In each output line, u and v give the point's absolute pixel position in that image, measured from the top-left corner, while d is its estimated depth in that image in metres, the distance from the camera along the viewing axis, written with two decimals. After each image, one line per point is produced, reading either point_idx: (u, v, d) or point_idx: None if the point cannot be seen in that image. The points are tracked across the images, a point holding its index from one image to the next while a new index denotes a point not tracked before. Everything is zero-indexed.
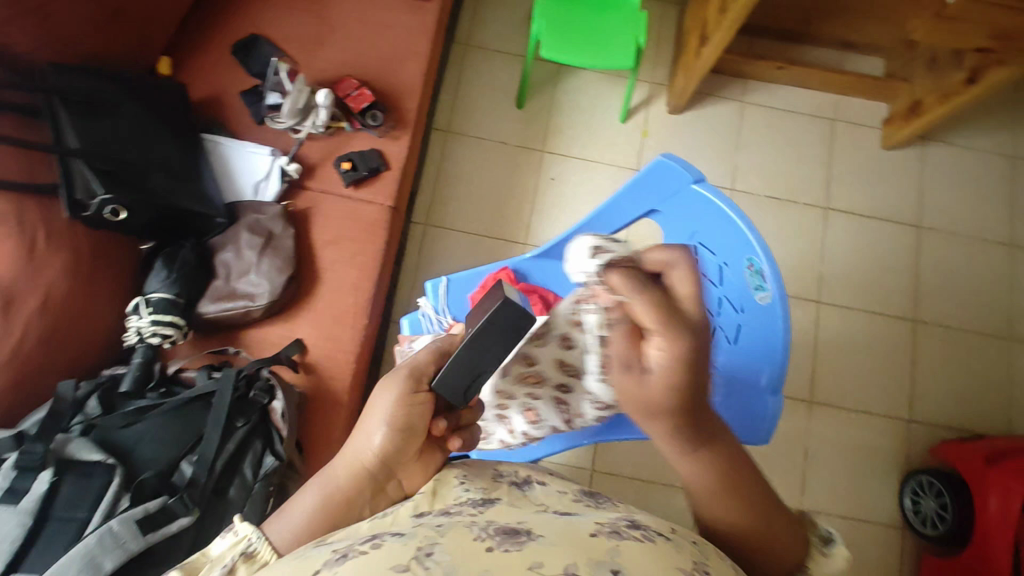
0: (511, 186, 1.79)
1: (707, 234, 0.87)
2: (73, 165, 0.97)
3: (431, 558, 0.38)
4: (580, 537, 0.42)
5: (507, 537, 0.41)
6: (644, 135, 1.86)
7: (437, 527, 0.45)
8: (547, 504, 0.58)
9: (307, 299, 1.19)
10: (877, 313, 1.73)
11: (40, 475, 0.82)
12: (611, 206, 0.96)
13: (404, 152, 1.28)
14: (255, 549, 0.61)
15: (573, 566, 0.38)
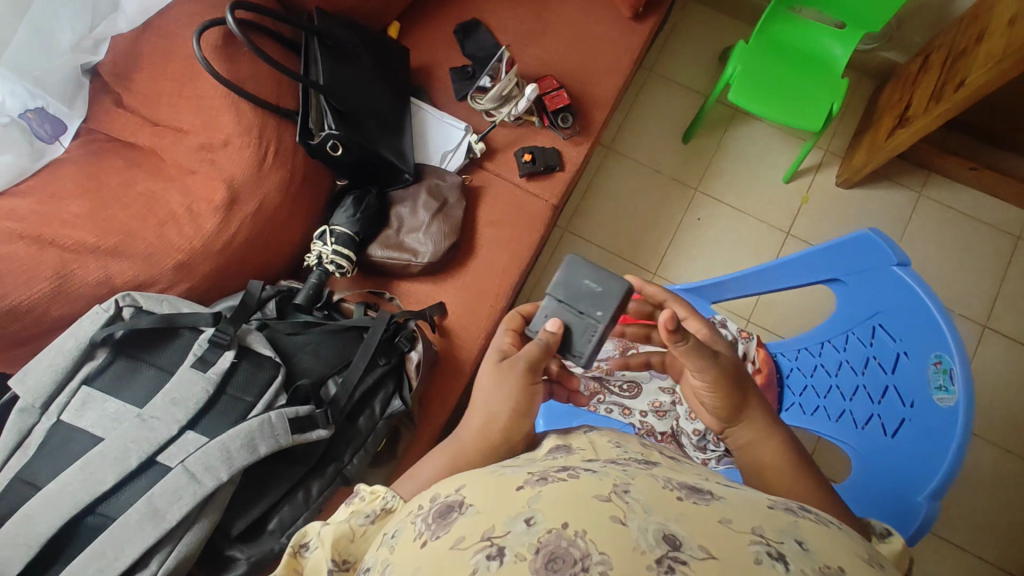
0: (655, 215, 1.81)
1: (891, 318, 0.84)
2: (311, 97, 1.09)
3: (628, 495, 0.49)
4: (761, 510, 0.49)
5: (691, 491, 0.51)
6: (803, 201, 1.81)
7: (621, 471, 0.55)
8: (703, 474, 0.63)
9: (458, 268, 1.27)
10: (1012, 454, 1.58)
11: (225, 353, 0.93)
12: (794, 261, 0.94)
13: (580, 158, 1.34)
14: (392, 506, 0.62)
15: (759, 527, 0.46)
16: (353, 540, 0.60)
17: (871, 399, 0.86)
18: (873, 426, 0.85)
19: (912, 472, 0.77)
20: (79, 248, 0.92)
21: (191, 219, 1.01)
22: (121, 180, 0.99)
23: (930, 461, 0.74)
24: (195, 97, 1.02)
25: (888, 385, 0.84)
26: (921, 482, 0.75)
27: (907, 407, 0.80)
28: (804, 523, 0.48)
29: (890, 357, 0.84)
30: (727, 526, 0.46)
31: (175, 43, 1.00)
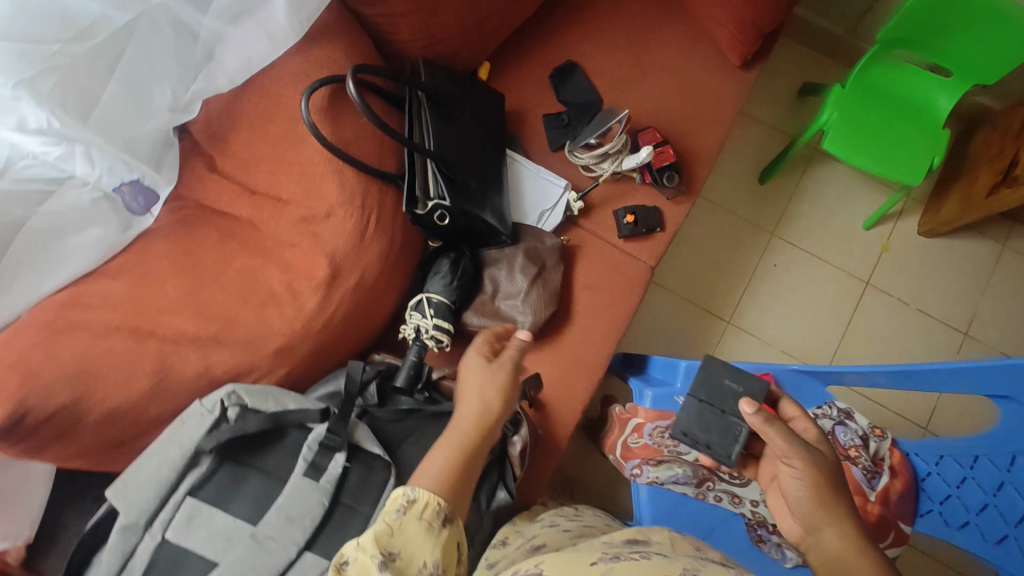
0: (730, 260, 1.73)
1: None
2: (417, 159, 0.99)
3: None
4: None
5: None
6: (884, 249, 1.74)
7: None
8: None
9: (553, 335, 1.19)
10: None
11: (336, 456, 0.85)
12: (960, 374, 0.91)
13: (682, 218, 1.25)
14: (416, 498, 0.70)
15: None
16: (391, 534, 0.67)
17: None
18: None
19: None
20: (179, 339, 0.83)
21: (292, 298, 0.92)
22: (217, 256, 0.90)
23: None
24: (297, 163, 0.92)
25: None
26: None
27: None
28: None
29: None
30: None
31: (279, 104, 0.90)
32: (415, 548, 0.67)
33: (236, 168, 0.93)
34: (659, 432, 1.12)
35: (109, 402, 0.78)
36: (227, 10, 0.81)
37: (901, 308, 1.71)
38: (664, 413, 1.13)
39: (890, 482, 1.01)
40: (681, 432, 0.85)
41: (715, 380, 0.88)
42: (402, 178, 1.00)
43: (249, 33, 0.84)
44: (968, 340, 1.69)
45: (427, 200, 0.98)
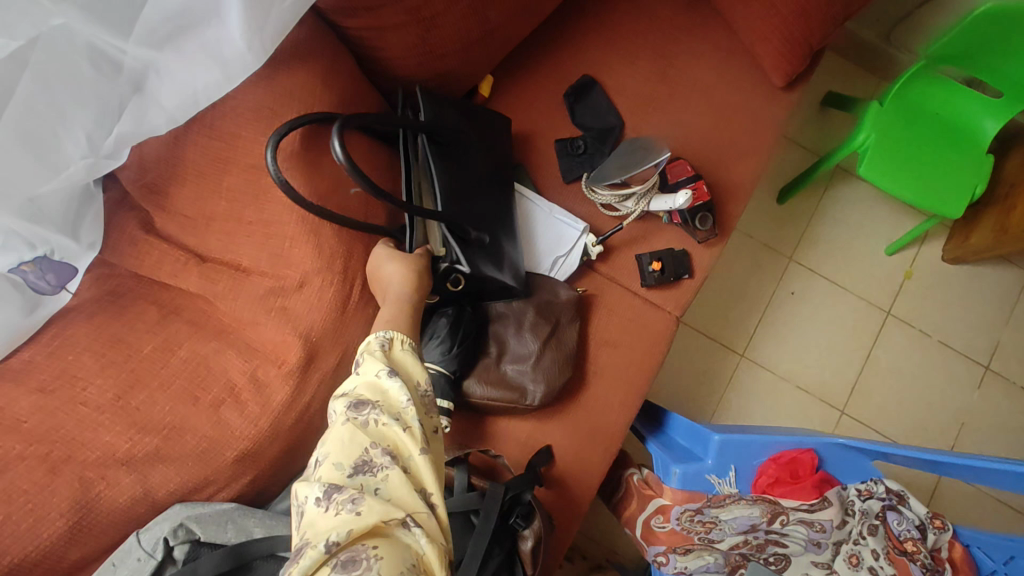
0: (744, 287, 1.59)
1: None
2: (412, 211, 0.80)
3: None
4: None
5: None
6: (906, 276, 1.62)
7: None
8: None
9: (566, 401, 1.03)
10: None
11: None
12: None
13: (712, 263, 1.09)
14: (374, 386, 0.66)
15: None
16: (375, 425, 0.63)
17: None
18: None
19: None
20: (106, 461, 0.64)
21: (256, 391, 0.73)
22: (157, 343, 0.70)
23: None
24: (260, 222, 0.73)
25: None
26: None
27: None
28: None
29: None
30: None
31: (235, 147, 0.71)
32: (410, 370, 0.69)
33: (182, 227, 0.73)
34: (688, 515, 0.98)
35: (11, 556, 0.60)
36: (156, 33, 0.62)
37: (923, 339, 1.60)
38: (694, 495, 0.98)
39: None
40: None
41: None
42: (404, 233, 0.82)
43: (198, 63, 0.65)
44: (989, 374, 1.59)
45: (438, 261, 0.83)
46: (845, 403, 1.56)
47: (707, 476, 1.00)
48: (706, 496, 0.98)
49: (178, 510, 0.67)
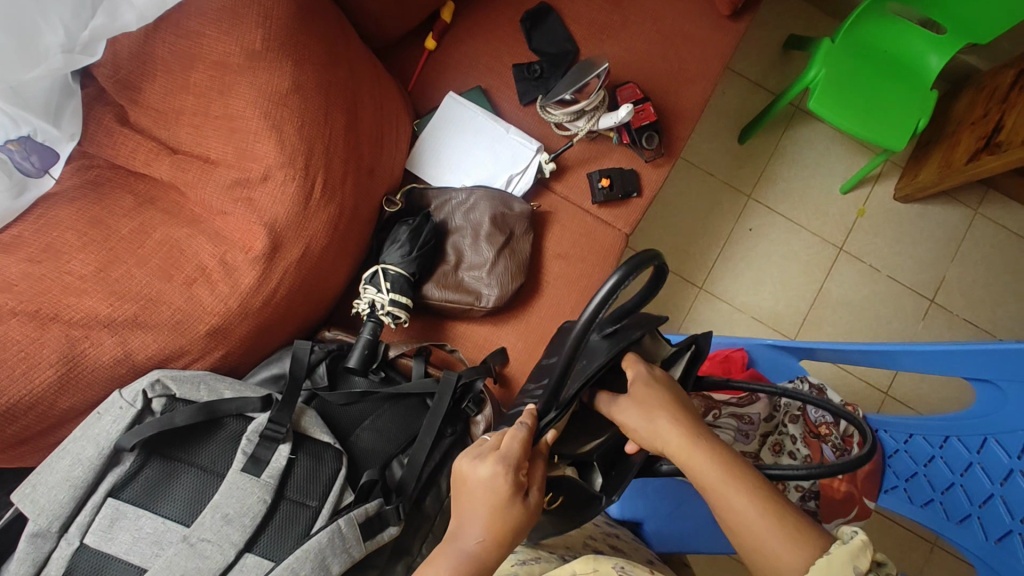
0: (705, 224, 1.67)
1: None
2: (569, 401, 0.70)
3: None
4: None
5: None
6: (859, 214, 1.70)
7: None
8: None
9: (521, 308, 1.12)
10: None
11: (279, 448, 0.77)
12: (945, 356, 0.91)
13: (660, 182, 1.16)
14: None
15: None
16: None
17: (997, 480, 0.92)
18: (998, 506, 0.92)
19: None
20: (90, 322, 0.73)
21: (225, 273, 0.81)
22: (134, 225, 0.78)
23: None
24: (226, 117, 0.80)
25: (1013, 469, 0.90)
26: None
27: None
28: None
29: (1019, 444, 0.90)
30: None
31: (200, 46, 0.78)
32: None
33: (156, 121, 0.81)
34: None
35: (8, 397, 0.69)
36: None
37: (872, 274, 1.69)
38: None
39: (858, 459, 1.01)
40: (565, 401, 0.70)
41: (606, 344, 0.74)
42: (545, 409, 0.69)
43: None
44: (933, 307, 1.69)
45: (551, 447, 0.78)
46: (797, 332, 1.66)
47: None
48: None
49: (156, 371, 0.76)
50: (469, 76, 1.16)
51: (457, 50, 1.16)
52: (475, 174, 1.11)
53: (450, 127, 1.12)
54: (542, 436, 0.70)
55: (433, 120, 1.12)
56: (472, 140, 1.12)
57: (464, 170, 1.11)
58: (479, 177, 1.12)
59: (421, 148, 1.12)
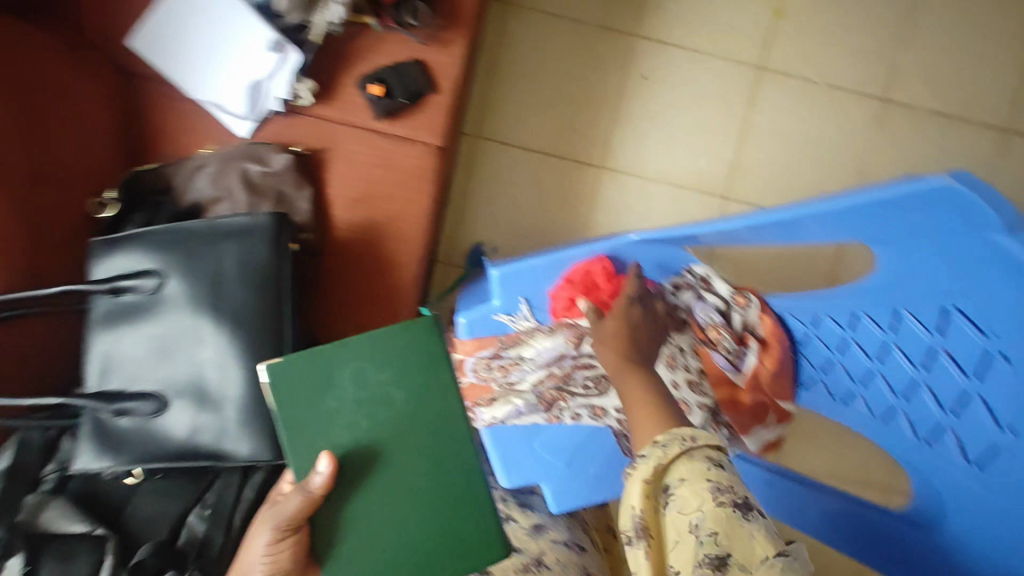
0: (589, 87, 1.35)
1: (975, 300, 0.55)
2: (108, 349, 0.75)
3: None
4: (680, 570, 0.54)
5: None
6: (777, 16, 1.35)
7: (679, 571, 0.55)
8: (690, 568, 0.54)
9: (332, 279, 0.90)
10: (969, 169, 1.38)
11: (7, 564, 0.63)
12: (801, 225, 0.62)
13: (458, 65, 0.87)
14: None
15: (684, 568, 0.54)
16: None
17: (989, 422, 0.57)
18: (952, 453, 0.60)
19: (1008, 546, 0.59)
20: None
21: None
22: None
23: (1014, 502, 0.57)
24: None
25: (963, 399, 0.58)
26: (1012, 544, 0.58)
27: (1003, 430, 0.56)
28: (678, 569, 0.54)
29: (972, 356, 0.56)
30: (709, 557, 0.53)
31: None
32: None
33: None
34: (484, 364, 0.90)
35: None
36: None
37: (806, 88, 1.37)
38: (484, 341, 0.88)
39: (759, 361, 0.78)
40: (115, 344, 0.70)
41: (109, 263, 0.73)
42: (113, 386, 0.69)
43: None
44: (889, 107, 1.37)
45: (109, 439, 0.67)
46: (726, 186, 1.38)
47: (496, 318, 0.87)
48: (497, 339, 0.88)
49: None
50: None
51: None
52: (207, 87, 0.84)
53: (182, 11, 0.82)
54: (97, 417, 0.67)
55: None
56: (209, 42, 0.83)
57: (200, 80, 0.84)
58: (209, 99, 0.85)
59: (149, 45, 0.84)
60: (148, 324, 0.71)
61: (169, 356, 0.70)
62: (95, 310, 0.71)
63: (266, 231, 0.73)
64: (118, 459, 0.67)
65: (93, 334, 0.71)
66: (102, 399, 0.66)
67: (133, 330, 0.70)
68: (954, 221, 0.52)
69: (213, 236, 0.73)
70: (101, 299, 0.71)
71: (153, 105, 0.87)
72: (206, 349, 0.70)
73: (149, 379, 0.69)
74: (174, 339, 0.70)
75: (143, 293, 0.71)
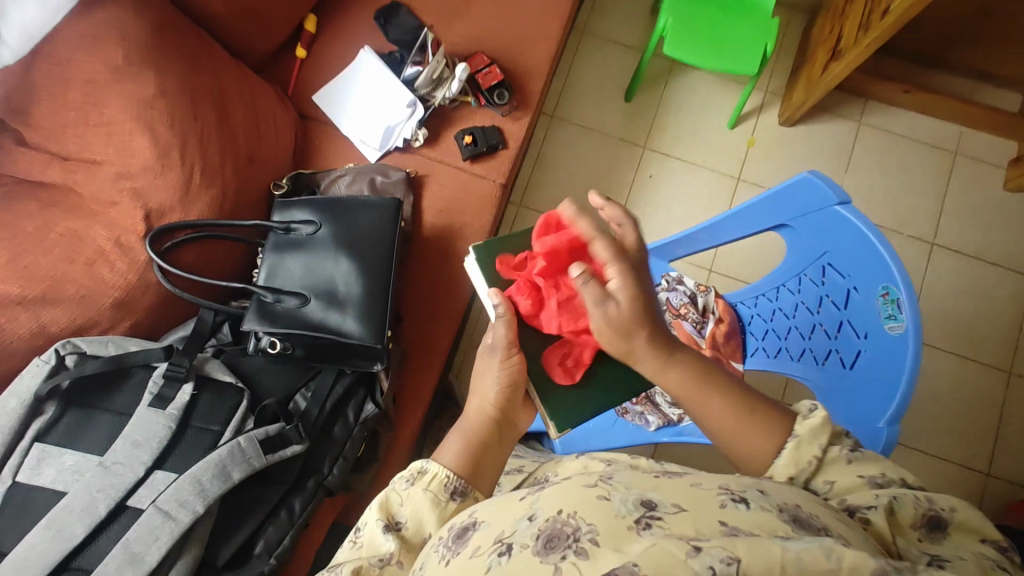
0: (608, 179, 1.80)
1: (839, 255, 0.87)
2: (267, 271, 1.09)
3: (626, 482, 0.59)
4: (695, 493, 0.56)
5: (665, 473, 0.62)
6: (750, 144, 1.82)
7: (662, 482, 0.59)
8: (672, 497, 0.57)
9: (415, 261, 1.25)
10: None
11: (183, 386, 0.91)
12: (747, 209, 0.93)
13: (522, 132, 1.31)
14: (427, 470, 0.73)
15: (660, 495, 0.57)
16: (401, 503, 0.71)
17: (857, 334, 0.85)
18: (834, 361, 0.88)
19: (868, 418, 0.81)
20: (6, 301, 0.87)
21: (122, 252, 0.96)
22: (37, 223, 0.93)
23: (873, 386, 0.81)
24: (104, 123, 0.96)
25: (842, 321, 0.88)
26: (875, 413, 0.80)
27: (862, 339, 0.84)
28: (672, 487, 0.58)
29: (842, 293, 0.87)
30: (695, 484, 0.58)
31: (71, 69, 0.94)
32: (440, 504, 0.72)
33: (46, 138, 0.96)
34: None
35: None
36: None
37: None
38: None
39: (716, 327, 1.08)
40: (280, 261, 1.04)
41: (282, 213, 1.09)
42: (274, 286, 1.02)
43: None
44: None
45: (268, 318, 0.99)
46: None
47: None
48: None
49: (65, 345, 0.88)
50: (342, 66, 1.30)
51: (325, 52, 1.31)
52: (357, 125, 1.28)
53: (352, 79, 1.29)
54: (263, 302, 1.00)
55: (344, 70, 1.29)
56: (364, 99, 1.28)
57: (354, 121, 1.28)
58: (355, 133, 1.28)
59: (326, 99, 1.29)
60: (300, 251, 1.05)
61: (312, 272, 1.03)
62: (271, 240, 1.06)
63: (390, 208, 1.10)
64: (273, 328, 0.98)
65: (265, 254, 1.05)
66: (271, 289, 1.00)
67: (293, 255, 1.04)
68: (820, 193, 0.85)
69: (352, 205, 1.09)
70: (275, 234, 1.07)
71: (315, 133, 1.30)
72: (339, 270, 1.04)
73: (300, 285, 1.02)
74: (319, 263, 1.04)
75: (303, 231, 1.06)
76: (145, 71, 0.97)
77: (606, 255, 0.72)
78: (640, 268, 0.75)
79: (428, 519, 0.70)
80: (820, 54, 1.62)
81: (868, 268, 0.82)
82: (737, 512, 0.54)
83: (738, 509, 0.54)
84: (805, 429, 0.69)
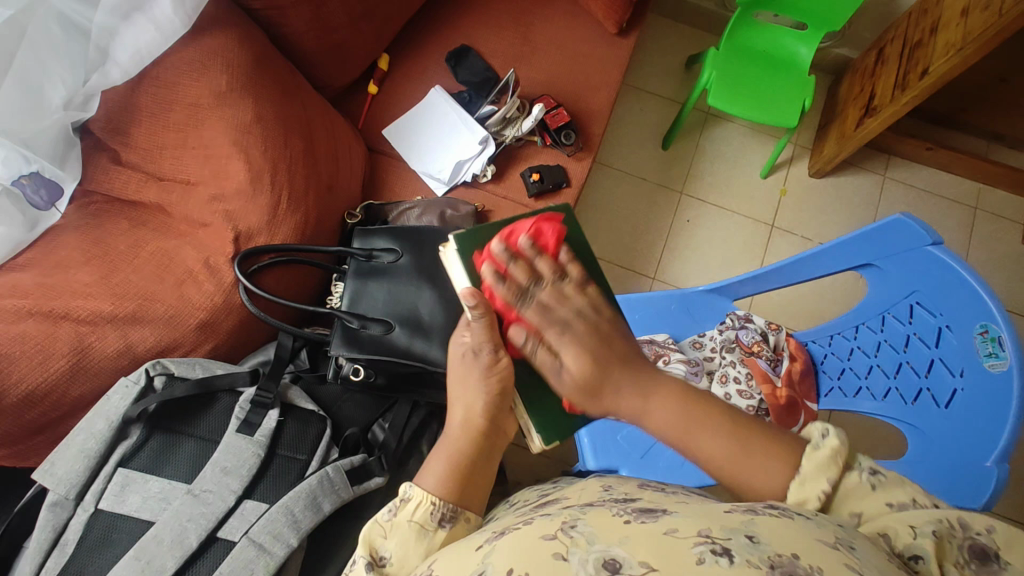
0: (647, 222, 1.84)
1: (928, 295, 0.92)
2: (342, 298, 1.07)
3: (576, 531, 0.49)
4: (662, 545, 0.45)
5: (643, 514, 0.51)
6: (782, 193, 1.89)
7: (626, 536, 0.47)
8: (633, 553, 0.45)
9: None
10: None
11: (270, 412, 0.88)
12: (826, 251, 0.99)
13: (585, 172, 1.34)
14: (411, 496, 0.65)
15: (620, 557, 0.45)
16: (385, 536, 0.63)
17: (950, 371, 0.87)
18: (925, 399, 0.91)
19: (980, 452, 0.82)
20: (97, 318, 0.86)
21: (210, 274, 0.93)
22: (129, 242, 0.93)
23: (981, 419, 0.82)
24: (201, 146, 0.96)
25: (933, 359, 0.90)
26: (985, 447, 0.81)
27: (957, 377, 0.86)
28: (635, 542, 0.46)
29: (932, 332, 0.91)
30: (670, 536, 0.46)
31: (176, 92, 0.95)
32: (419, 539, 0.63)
33: (143, 159, 0.97)
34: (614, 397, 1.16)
35: (27, 384, 0.82)
36: (114, 6, 0.84)
37: (806, 244, 1.85)
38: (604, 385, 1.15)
39: (791, 365, 1.08)
40: (362, 290, 1.03)
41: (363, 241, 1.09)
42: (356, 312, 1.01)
43: (142, 30, 0.88)
44: None
45: (353, 346, 0.98)
46: None
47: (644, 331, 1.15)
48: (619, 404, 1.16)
49: (153, 366, 0.85)
50: (412, 103, 1.35)
51: (396, 91, 1.35)
52: (427, 160, 1.30)
53: (423, 117, 1.33)
54: (349, 328, 0.99)
55: (416, 108, 1.33)
56: (435, 135, 1.31)
57: (424, 155, 1.30)
58: (425, 167, 1.30)
59: (396, 134, 1.32)
60: (384, 279, 1.05)
61: (396, 300, 1.03)
62: (352, 266, 1.05)
63: None
64: (358, 355, 0.97)
65: (348, 280, 1.05)
66: (357, 314, 0.98)
67: (376, 282, 1.04)
68: (912, 233, 0.92)
69: (432, 233, 1.08)
70: (356, 261, 1.06)
71: (384, 167, 1.32)
72: (421, 299, 1.03)
73: (384, 313, 1.02)
74: (404, 291, 1.04)
75: (384, 259, 1.06)
76: (243, 96, 0.98)
77: (510, 303, 0.68)
78: (558, 328, 0.66)
79: (414, 553, 0.63)
80: (852, 110, 1.71)
81: (963, 309, 0.87)
82: (715, 571, 0.42)
83: (718, 566, 0.42)
84: (811, 463, 0.56)
